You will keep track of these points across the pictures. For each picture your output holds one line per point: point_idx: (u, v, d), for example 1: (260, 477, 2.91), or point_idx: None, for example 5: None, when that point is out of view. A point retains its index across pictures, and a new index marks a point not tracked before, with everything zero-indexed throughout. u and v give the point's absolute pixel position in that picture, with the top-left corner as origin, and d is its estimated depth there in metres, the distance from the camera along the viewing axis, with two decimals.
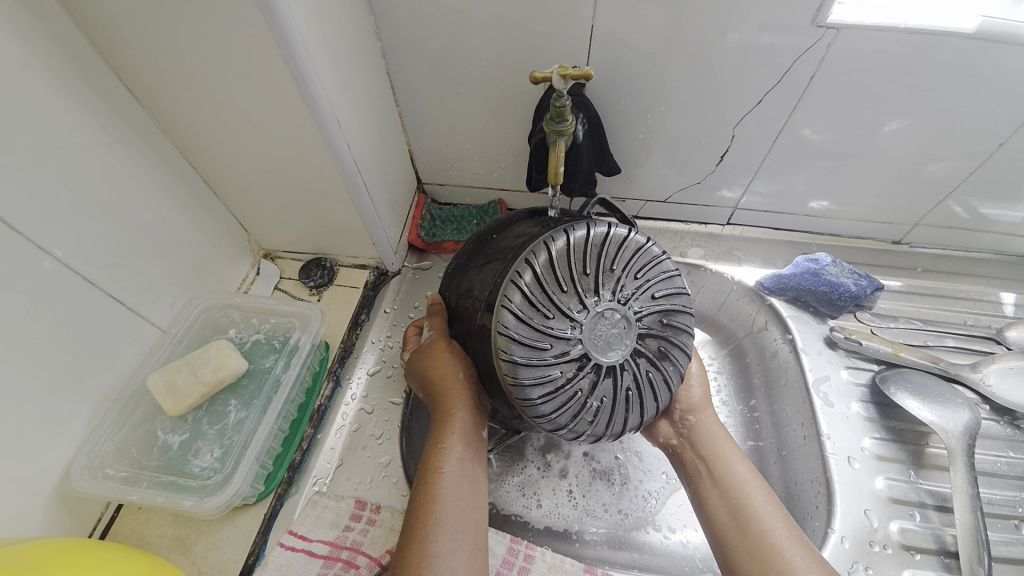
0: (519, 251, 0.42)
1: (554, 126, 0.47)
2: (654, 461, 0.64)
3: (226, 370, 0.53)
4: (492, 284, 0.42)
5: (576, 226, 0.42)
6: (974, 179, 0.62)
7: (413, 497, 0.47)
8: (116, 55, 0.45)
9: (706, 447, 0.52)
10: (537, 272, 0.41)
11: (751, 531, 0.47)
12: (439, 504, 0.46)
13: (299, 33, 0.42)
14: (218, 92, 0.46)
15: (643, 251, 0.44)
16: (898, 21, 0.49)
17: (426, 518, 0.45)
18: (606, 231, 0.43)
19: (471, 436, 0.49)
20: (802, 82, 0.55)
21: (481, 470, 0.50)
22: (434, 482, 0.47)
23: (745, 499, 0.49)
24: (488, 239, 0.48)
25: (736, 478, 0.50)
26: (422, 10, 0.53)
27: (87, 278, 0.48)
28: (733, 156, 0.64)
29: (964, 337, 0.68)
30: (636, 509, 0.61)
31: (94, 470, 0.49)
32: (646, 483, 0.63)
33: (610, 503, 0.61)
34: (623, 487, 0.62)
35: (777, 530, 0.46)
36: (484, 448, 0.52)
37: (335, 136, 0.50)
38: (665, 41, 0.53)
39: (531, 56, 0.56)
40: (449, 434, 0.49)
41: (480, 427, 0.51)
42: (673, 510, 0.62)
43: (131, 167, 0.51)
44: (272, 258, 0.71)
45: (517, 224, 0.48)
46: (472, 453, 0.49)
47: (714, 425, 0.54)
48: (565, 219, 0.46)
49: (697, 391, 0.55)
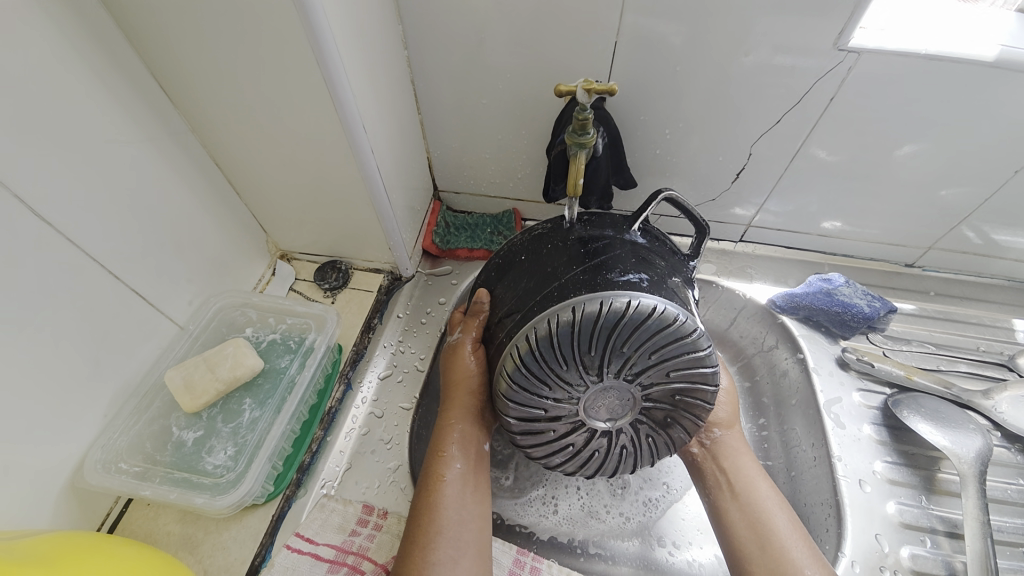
0: (528, 317, 0.42)
1: (576, 138, 0.48)
2: (653, 470, 0.64)
3: (243, 368, 0.54)
4: (507, 331, 0.44)
5: (588, 302, 0.40)
6: (989, 205, 0.63)
7: (413, 504, 0.47)
8: (154, 55, 0.46)
9: (727, 461, 0.53)
10: (536, 351, 0.40)
11: (771, 546, 0.47)
12: (441, 512, 0.45)
13: (333, 40, 0.43)
14: (251, 93, 0.47)
15: (664, 331, 0.40)
16: (919, 47, 0.49)
17: (428, 526, 0.45)
18: (621, 313, 0.39)
19: (474, 445, 0.50)
20: (821, 104, 0.55)
21: (483, 481, 0.50)
22: (436, 490, 0.47)
23: (765, 517, 0.49)
24: (517, 260, 0.49)
25: (757, 494, 0.51)
26: (449, 22, 0.54)
27: (112, 272, 0.49)
28: (749, 174, 0.65)
29: (976, 363, 0.68)
30: (635, 514, 0.61)
31: (108, 464, 0.49)
32: (645, 490, 0.63)
33: (610, 505, 0.61)
34: (624, 491, 0.62)
35: (796, 547, 0.47)
36: (486, 460, 0.51)
37: (360, 142, 0.51)
38: (688, 60, 0.53)
39: (554, 70, 0.57)
40: (451, 444, 0.49)
41: (482, 438, 0.51)
42: (679, 526, 0.61)
43: (158, 165, 0.52)
44: (288, 259, 0.72)
45: (549, 247, 0.48)
46: (474, 463, 0.49)
47: (739, 440, 0.56)
48: (593, 268, 0.43)
49: (725, 407, 0.56)
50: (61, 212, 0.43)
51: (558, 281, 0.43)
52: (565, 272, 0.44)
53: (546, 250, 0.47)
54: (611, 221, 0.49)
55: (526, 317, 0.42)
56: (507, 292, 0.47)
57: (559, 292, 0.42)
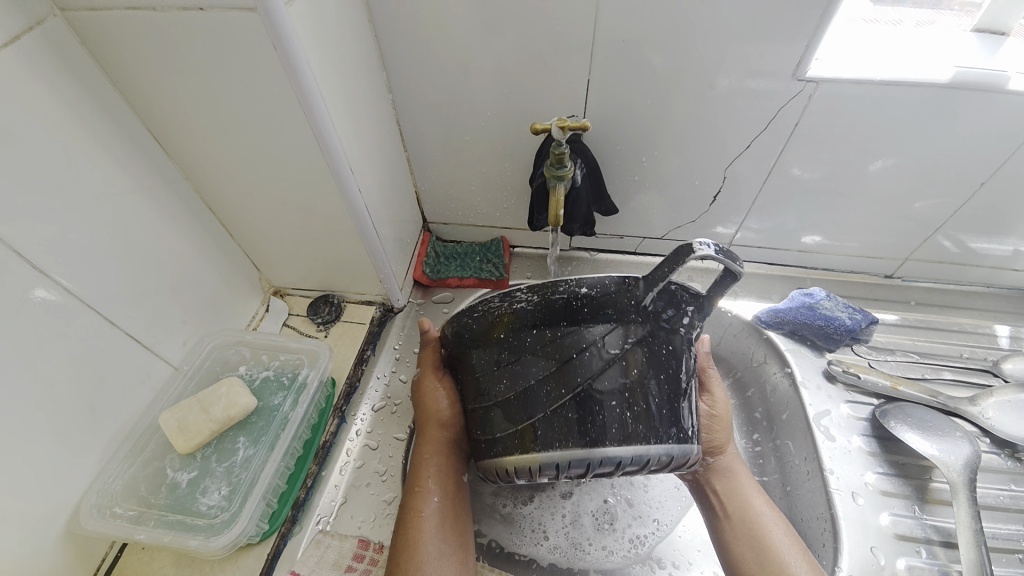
0: (513, 450, 0.41)
1: (554, 171, 0.53)
2: (643, 505, 0.63)
3: (236, 407, 0.54)
4: (490, 437, 0.43)
5: (580, 461, 0.40)
6: (959, 215, 0.65)
7: (395, 542, 0.49)
8: (150, 109, 0.49)
9: (722, 482, 0.54)
10: (524, 479, 0.43)
11: (770, 562, 0.49)
12: (422, 547, 0.47)
13: (319, 90, 0.46)
14: (242, 141, 0.50)
15: (657, 465, 0.42)
16: (874, 73, 0.52)
17: (409, 563, 0.47)
18: (613, 467, 0.40)
19: (449, 476, 0.53)
20: (788, 127, 0.58)
21: (461, 511, 0.52)
22: (415, 526, 0.49)
23: (762, 532, 0.51)
24: (495, 341, 0.44)
25: (753, 510, 0.52)
26: (432, 65, 0.58)
27: (107, 316, 0.50)
28: (726, 196, 0.67)
29: (961, 370, 0.69)
30: (621, 550, 0.60)
31: (103, 509, 0.49)
32: (633, 528, 0.61)
33: (594, 538, 0.60)
34: (610, 526, 0.61)
35: (794, 559, 0.49)
36: (465, 487, 0.54)
37: (348, 181, 0.53)
38: (659, 92, 0.57)
39: (532, 105, 0.60)
40: (428, 478, 0.51)
41: (457, 468, 0.54)
42: (676, 545, 0.61)
43: (154, 211, 0.54)
44: (281, 294, 0.73)
45: (536, 339, 0.42)
46: (450, 493, 0.52)
47: (733, 456, 0.56)
48: (585, 409, 0.40)
49: (720, 433, 0.55)
50: (58, 260, 0.45)
51: (546, 414, 0.40)
52: (551, 403, 0.40)
53: (531, 343, 0.42)
54: (621, 297, 0.42)
55: (508, 442, 0.42)
56: (487, 389, 0.44)
57: (548, 426, 0.40)
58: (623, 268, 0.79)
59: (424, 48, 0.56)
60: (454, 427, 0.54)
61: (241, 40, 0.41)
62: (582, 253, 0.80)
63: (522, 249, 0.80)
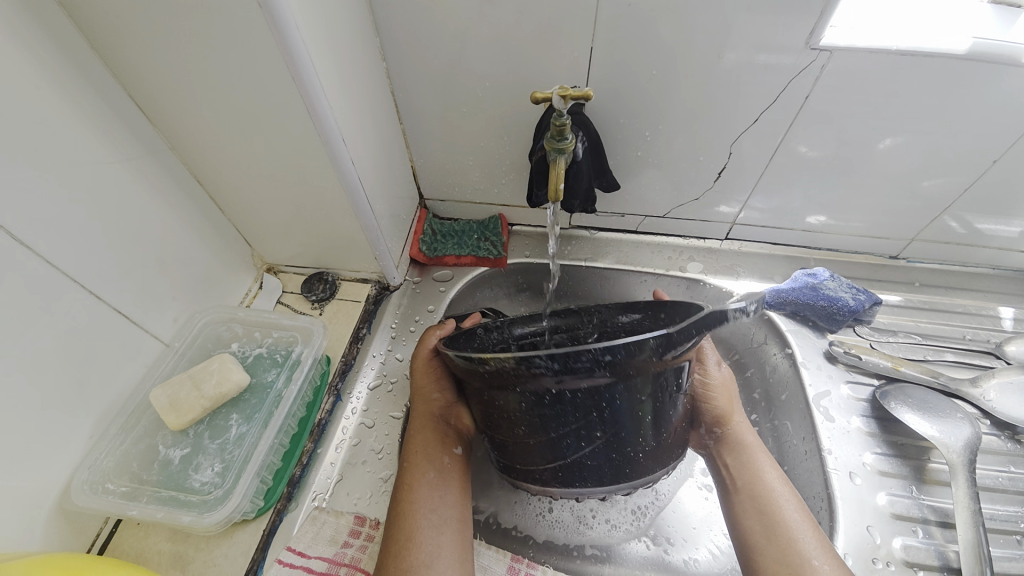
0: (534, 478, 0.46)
1: (554, 144, 0.51)
2: None
3: (228, 384, 0.53)
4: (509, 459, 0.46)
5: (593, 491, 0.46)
6: (969, 195, 0.63)
7: (389, 515, 0.49)
8: (129, 73, 0.46)
9: (732, 455, 0.55)
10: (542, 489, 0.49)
11: (775, 536, 0.49)
12: (411, 520, 0.47)
13: (308, 54, 0.43)
14: (224, 108, 0.48)
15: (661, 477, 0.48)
16: (890, 43, 0.50)
17: (400, 534, 0.47)
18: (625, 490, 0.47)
19: (439, 450, 0.52)
20: (797, 100, 0.56)
21: (463, 485, 0.52)
22: (406, 498, 0.49)
23: (771, 507, 0.51)
24: (509, 392, 0.40)
25: (762, 483, 0.52)
26: (426, 31, 0.55)
27: (92, 292, 0.48)
28: (730, 173, 0.66)
29: (963, 352, 0.68)
30: (624, 523, 0.61)
31: (95, 485, 0.49)
32: (635, 499, 0.62)
33: (598, 511, 0.61)
34: (613, 498, 0.62)
35: (804, 537, 0.48)
36: (461, 463, 0.53)
37: (339, 153, 0.51)
38: (666, 62, 0.54)
39: (532, 76, 0.57)
40: (426, 458, 0.51)
41: (450, 442, 0.53)
42: (668, 516, 0.61)
43: (140, 184, 0.52)
44: (275, 271, 0.72)
45: (556, 399, 0.38)
46: (443, 468, 0.51)
47: (751, 433, 0.56)
48: (604, 456, 0.42)
49: (721, 402, 0.56)
50: (38, 233, 0.43)
51: (566, 460, 0.43)
52: (573, 451, 0.42)
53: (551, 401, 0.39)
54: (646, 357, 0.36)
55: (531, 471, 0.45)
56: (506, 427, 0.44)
57: (567, 466, 0.43)
58: (624, 246, 0.78)
59: (417, 15, 0.53)
60: (439, 399, 0.55)
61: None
62: (582, 232, 0.78)
63: (521, 227, 0.79)
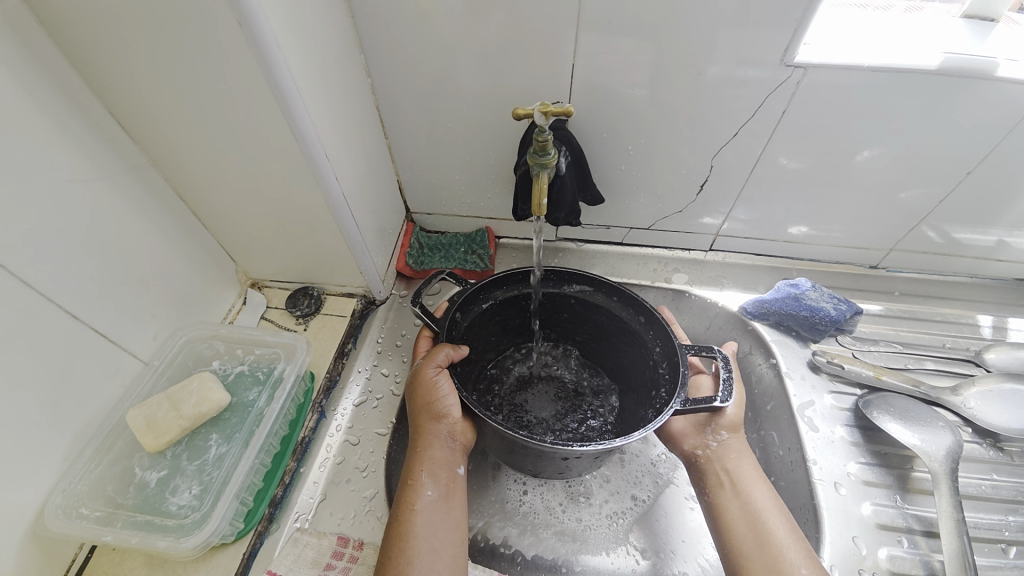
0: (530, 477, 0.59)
1: (537, 159, 0.52)
2: (620, 481, 0.65)
3: (208, 404, 0.52)
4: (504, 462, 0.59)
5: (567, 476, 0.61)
6: (945, 205, 0.65)
7: (385, 532, 0.48)
8: (109, 91, 0.46)
9: (731, 461, 0.54)
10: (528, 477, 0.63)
11: (767, 547, 0.49)
12: (412, 541, 0.47)
13: (288, 71, 0.43)
14: (205, 123, 0.47)
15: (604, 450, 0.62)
16: (862, 59, 0.51)
17: (399, 558, 0.46)
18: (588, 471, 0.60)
19: (445, 470, 0.51)
20: (775, 115, 0.57)
21: (460, 504, 0.51)
22: (407, 519, 0.48)
23: (762, 518, 0.51)
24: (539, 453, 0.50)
25: (756, 493, 0.52)
26: (410, 48, 0.55)
27: (70, 311, 0.48)
28: (713, 185, 0.66)
29: (944, 360, 0.69)
30: (601, 527, 0.61)
31: (70, 509, 0.48)
32: (609, 504, 0.63)
33: (568, 506, 0.62)
34: (585, 500, 0.63)
35: (791, 547, 0.48)
36: (461, 483, 0.52)
37: (323, 168, 0.51)
38: (647, 78, 0.55)
39: (516, 92, 0.58)
40: (426, 476, 0.50)
41: (455, 462, 0.52)
42: (648, 523, 0.62)
43: (121, 201, 0.52)
44: (259, 287, 0.72)
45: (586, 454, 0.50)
46: (446, 489, 0.51)
47: (741, 441, 0.56)
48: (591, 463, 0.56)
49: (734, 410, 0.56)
50: (14, 253, 0.43)
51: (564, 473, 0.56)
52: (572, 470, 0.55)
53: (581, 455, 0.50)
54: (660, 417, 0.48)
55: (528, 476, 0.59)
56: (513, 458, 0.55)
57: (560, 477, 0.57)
58: (610, 258, 0.78)
59: (401, 32, 0.54)
60: (452, 419, 0.52)
61: (203, 15, 0.38)
62: (568, 244, 0.79)
63: (507, 240, 0.79)
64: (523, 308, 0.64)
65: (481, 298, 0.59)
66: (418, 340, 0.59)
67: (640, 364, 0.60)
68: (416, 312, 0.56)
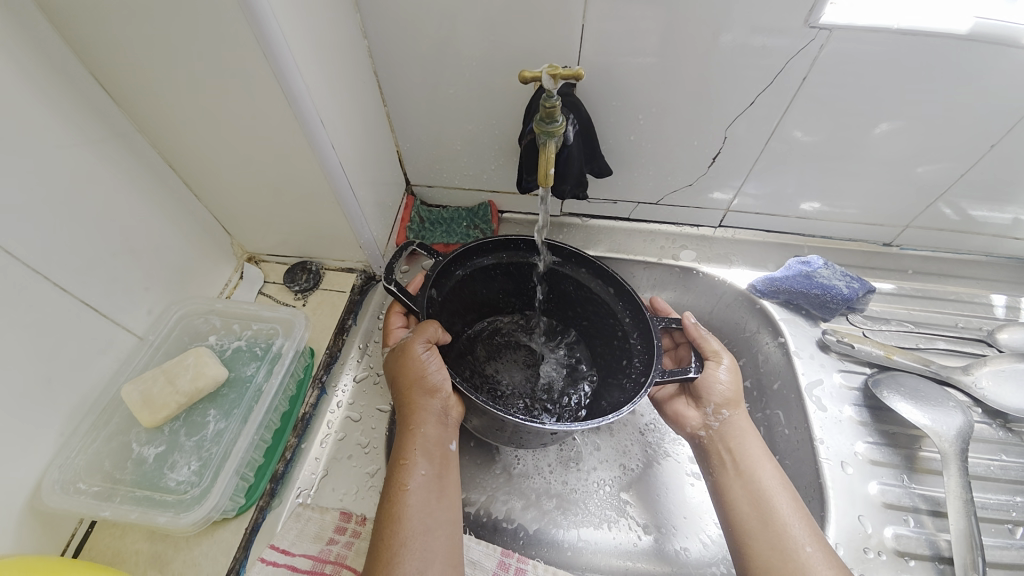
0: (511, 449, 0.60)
1: (543, 127, 0.49)
2: (609, 451, 0.65)
3: (204, 379, 0.51)
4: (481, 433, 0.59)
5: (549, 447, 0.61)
6: (965, 181, 0.62)
7: (377, 513, 0.48)
8: (87, 50, 0.43)
9: (734, 440, 0.54)
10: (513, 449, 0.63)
11: (769, 525, 0.48)
12: (405, 522, 0.46)
13: (279, 28, 0.40)
14: (190, 86, 0.45)
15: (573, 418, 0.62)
16: (891, 21, 0.48)
17: (392, 539, 0.45)
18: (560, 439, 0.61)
19: (436, 447, 0.50)
20: (795, 83, 0.54)
21: (452, 481, 0.51)
22: (399, 500, 0.47)
23: (766, 497, 0.50)
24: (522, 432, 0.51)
25: (761, 472, 0.51)
26: (408, 8, 0.52)
27: (58, 284, 0.46)
28: (725, 158, 0.64)
29: (955, 340, 0.68)
30: (597, 496, 0.62)
31: (66, 485, 0.47)
32: (597, 471, 0.63)
33: (557, 470, 0.63)
34: (575, 465, 0.63)
35: (795, 525, 0.48)
36: (453, 459, 0.52)
37: (318, 135, 0.49)
38: (660, 43, 0.52)
39: (521, 55, 0.55)
40: (416, 455, 0.49)
41: (447, 438, 0.52)
42: (643, 494, 0.62)
43: (107, 170, 0.50)
44: (255, 261, 0.70)
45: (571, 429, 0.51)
46: (438, 466, 0.50)
47: (745, 418, 0.55)
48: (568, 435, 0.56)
49: (729, 385, 0.54)
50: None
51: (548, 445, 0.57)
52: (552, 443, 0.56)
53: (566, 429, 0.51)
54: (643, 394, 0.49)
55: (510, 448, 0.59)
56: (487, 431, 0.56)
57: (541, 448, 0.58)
58: (616, 234, 0.76)
59: None
60: (444, 393, 0.51)
61: None
62: (573, 219, 0.77)
63: (510, 214, 0.77)
64: (492, 279, 0.63)
65: (452, 269, 0.58)
66: (389, 315, 0.58)
67: (605, 332, 0.62)
68: (392, 290, 0.53)
